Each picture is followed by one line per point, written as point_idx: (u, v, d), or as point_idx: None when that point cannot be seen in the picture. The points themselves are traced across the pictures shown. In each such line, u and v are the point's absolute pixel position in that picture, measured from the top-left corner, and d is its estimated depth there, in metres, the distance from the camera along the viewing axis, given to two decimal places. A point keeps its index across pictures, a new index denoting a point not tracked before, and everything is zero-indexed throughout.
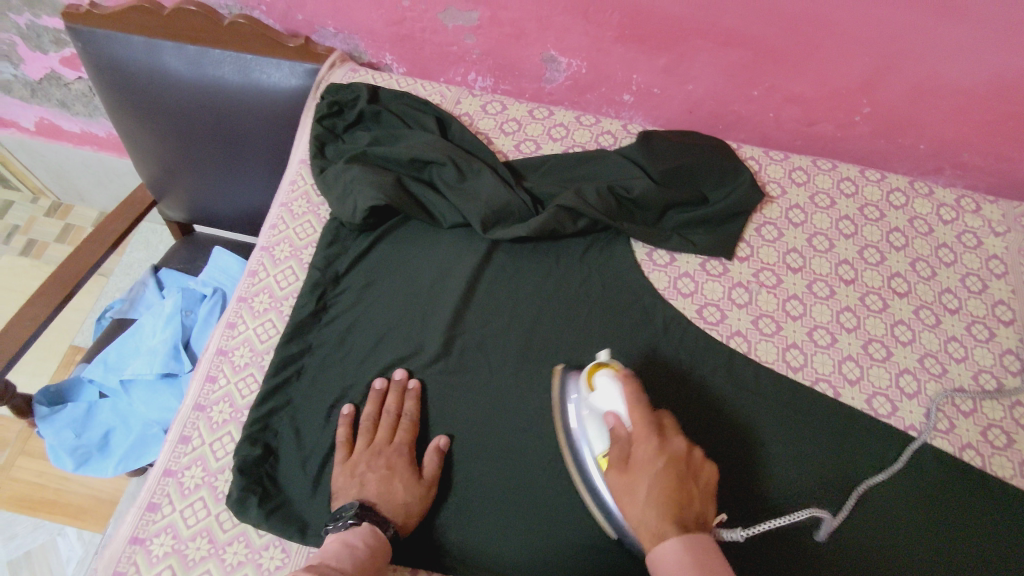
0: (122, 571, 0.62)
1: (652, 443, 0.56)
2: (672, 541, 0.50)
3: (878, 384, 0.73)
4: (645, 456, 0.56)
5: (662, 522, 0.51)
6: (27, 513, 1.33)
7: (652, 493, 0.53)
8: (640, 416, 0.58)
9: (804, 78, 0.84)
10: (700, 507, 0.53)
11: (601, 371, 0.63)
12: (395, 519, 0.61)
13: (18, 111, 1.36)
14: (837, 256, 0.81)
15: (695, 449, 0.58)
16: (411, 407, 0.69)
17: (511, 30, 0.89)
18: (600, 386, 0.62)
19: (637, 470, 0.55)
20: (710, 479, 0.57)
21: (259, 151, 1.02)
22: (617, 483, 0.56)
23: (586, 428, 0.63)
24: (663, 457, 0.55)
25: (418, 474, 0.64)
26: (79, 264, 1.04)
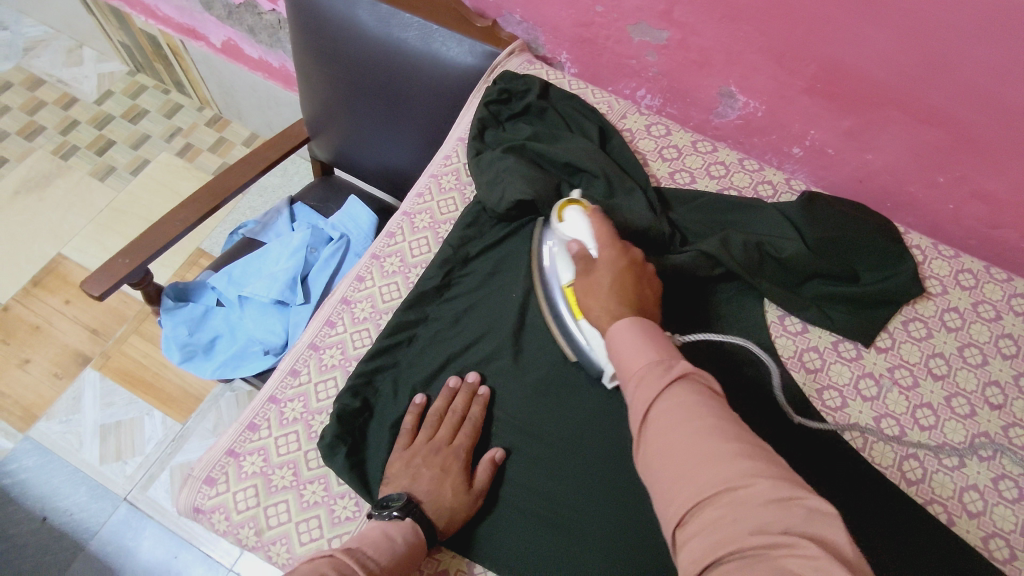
0: (213, 478, 0.67)
1: (616, 249, 0.64)
2: (625, 322, 0.56)
3: (1001, 526, 0.67)
4: (609, 258, 0.63)
5: (615, 303, 0.60)
6: (126, 386, 1.45)
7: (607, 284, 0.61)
8: (602, 236, 0.66)
9: (1002, 177, 0.77)
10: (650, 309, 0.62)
11: (570, 207, 0.70)
12: (438, 522, 0.60)
13: (211, 27, 1.47)
14: (987, 374, 0.75)
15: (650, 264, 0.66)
16: (477, 412, 0.68)
17: (697, 57, 0.86)
18: (568, 219, 0.69)
19: (597, 273, 0.63)
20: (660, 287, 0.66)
21: (419, 116, 1.05)
22: (581, 283, 0.64)
23: (559, 262, 0.71)
24: (625, 257, 0.64)
25: (468, 481, 0.64)
26: (231, 180, 1.12)
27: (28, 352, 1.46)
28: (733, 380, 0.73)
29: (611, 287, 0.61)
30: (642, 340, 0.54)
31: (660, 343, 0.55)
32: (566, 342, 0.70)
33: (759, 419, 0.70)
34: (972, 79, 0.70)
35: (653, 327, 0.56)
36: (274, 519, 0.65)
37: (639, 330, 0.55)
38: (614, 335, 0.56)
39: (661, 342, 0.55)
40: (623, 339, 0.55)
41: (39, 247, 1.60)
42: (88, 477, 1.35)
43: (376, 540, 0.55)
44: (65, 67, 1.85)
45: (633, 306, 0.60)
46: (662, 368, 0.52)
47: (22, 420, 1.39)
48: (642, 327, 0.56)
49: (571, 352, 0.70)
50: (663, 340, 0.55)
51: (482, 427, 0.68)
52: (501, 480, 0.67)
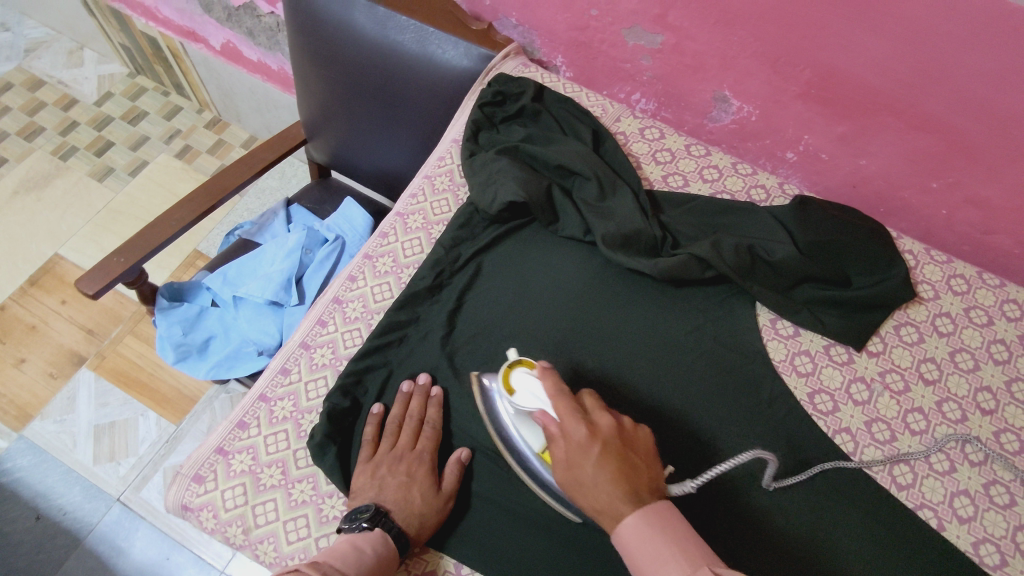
0: (202, 475, 0.67)
1: (583, 428, 0.55)
2: (631, 522, 0.51)
3: (992, 532, 0.66)
4: (578, 443, 0.55)
5: (614, 501, 0.52)
6: (121, 387, 1.45)
7: (599, 481, 0.52)
8: (564, 409, 0.57)
9: (995, 182, 0.77)
10: (649, 482, 0.54)
11: (516, 369, 0.64)
12: (409, 530, 0.60)
13: (211, 30, 1.48)
14: (979, 380, 0.74)
15: (623, 420, 0.58)
16: (434, 414, 0.68)
17: (691, 62, 0.87)
18: (520, 386, 0.63)
19: (575, 463, 0.54)
20: (643, 433, 0.58)
21: (414, 118, 1.05)
22: (564, 477, 0.55)
23: (522, 426, 0.63)
24: (598, 438, 0.55)
25: (436, 484, 0.64)
26: (227, 182, 1.12)
27: (24, 351, 1.46)
28: (722, 382, 0.73)
29: (601, 477, 0.52)
30: (660, 544, 0.50)
31: (677, 540, 0.50)
32: (565, 507, 0.63)
33: (744, 423, 0.70)
34: (965, 84, 0.70)
35: (655, 514, 0.51)
36: (261, 517, 0.65)
37: (646, 523, 0.50)
38: (625, 543, 0.51)
39: (679, 533, 0.51)
40: (637, 547, 0.50)
41: (37, 247, 1.60)
42: (81, 477, 1.35)
43: (345, 552, 0.55)
44: (66, 68, 1.86)
45: (634, 492, 0.52)
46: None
47: (17, 419, 1.39)
48: (647, 520, 0.51)
49: (573, 515, 0.62)
50: (680, 525, 0.52)
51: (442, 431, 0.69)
52: (469, 481, 0.67)
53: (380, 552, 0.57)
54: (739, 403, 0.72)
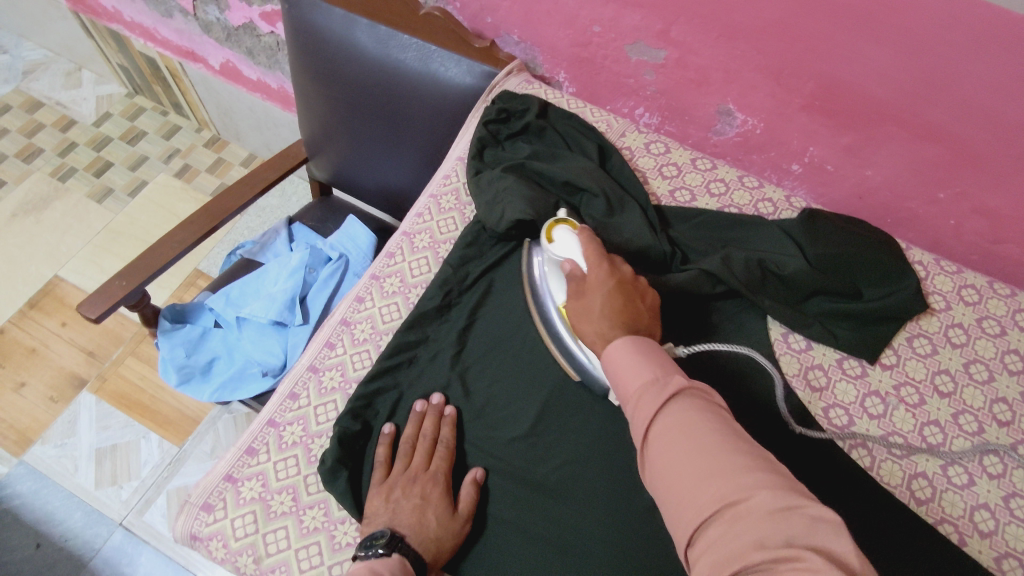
0: (211, 504, 0.65)
1: (604, 268, 0.63)
2: (626, 339, 0.56)
3: (1014, 545, 0.66)
4: (598, 278, 0.63)
5: (612, 327, 0.59)
6: (123, 409, 1.44)
7: (603, 310, 0.60)
8: (589, 254, 0.65)
9: (1003, 192, 0.77)
10: (648, 322, 0.61)
11: (560, 227, 0.71)
12: (426, 555, 0.59)
13: (210, 49, 1.48)
14: (994, 391, 0.74)
15: (640, 276, 0.66)
16: (448, 433, 0.67)
17: (695, 76, 0.87)
18: (559, 238, 0.70)
19: (590, 296, 0.62)
20: (655, 297, 0.65)
21: (418, 135, 1.05)
22: (574, 306, 0.64)
23: (550, 280, 0.71)
24: (614, 276, 0.63)
25: (452, 505, 0.63)
26: (229, 202, 1.11)
27: (24, 375, 1.45)
28: (735, 398, 0.72)
29: (605, 306, 0.60)
30: (641, 359, 0.54)
31: (658, 361, 0.54)
32: (569, 361, 0.69)
33: (761, 438, 0.70)
34: (972, 94, 0.70)
35: (646, 342, 0.56)
36: (272, 546, 0.63)
37: (638, 346, 0.55)
38: (611, 359, 0.56)
39: (658, 358, 0.55)
40: (622, 358, 0.55)
41: (36, 270, 1.59)
42: (82, 502, 1.33)
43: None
44: (64, 90, 1.86)
45: (632, 326, 0.59)
46: (667, 382, 0.52)
47: (17, 444, 1.37)
48: (639, 343, 0.56)
49: (574, 371, 0.69)
50: (661, 357, 0.55)
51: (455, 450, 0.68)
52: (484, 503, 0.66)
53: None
54: (753, 419, 0.71)
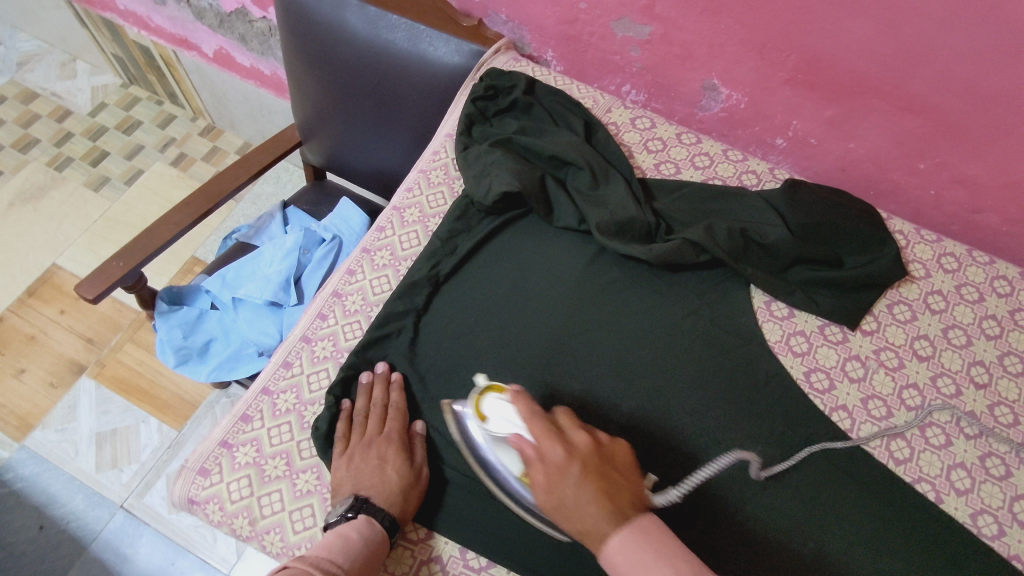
0: (207, 469, 0.67)
1: (561, 449, 0.54)
2: (619, 537, 0.50)
3: (989, 503, 0.67)
4: (557, 464, 0.53)
5: (599, 521, 0.50)
6: (122, 395, 1.45)
7: (584, 500, 0.51)
8: (536, 429, 0.56)
9: (981, 161, 0.79)
10: (630, 490, 0.54)
11: (487, 395, 0.63)
12: (392, 510, 0.61)
13: (203, 36, 1.49)
14: (972, 355, 0.75)
15: (598, 435, 0.57)
16: (396, 397, 0.68)
17: (679, 52, 0.88)
18: (493, 411, 0.61)
19: (555, 487, 0.52)
20: (621, 445, 0.58)
21: (409, 116, 1.06)
22: (544, 501, 0.53)
23: (501, 456, 0.61)
24: (576, 455, 0.54)
25: (409, 458, 0.65)
26: (223, 185, 1.12)
27: (24, 361, 1.46)
28: (717, 362, 0.74)
29: (584, 495, 0.51)
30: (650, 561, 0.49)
31: (667, 553, 0.49)
32: (553, 528, 0.61)
33: (742, 402, 0.71)
34: (948, 63, 0.71)
35: (646, 530, 0.51)
36: (267, 508, 0.65)
37: (637, 535, 0.50)
38: (619, 566, 0.49)
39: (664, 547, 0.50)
40: (630, 566, 0.49)
41: (34, 258, 1.60)
42: (83, 485, 1.35)
43: (332, 543, 0.56)
44: (59, 81, 1.87)
45: (621, 511, 0.51)
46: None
47: (18, 429, 1.39)
48: (637, 532, 0.50)
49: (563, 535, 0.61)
50: (665, 544, 0.50)
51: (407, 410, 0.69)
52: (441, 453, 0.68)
53: (369, 539, 0.57)
54: (736, 384, 0.73)
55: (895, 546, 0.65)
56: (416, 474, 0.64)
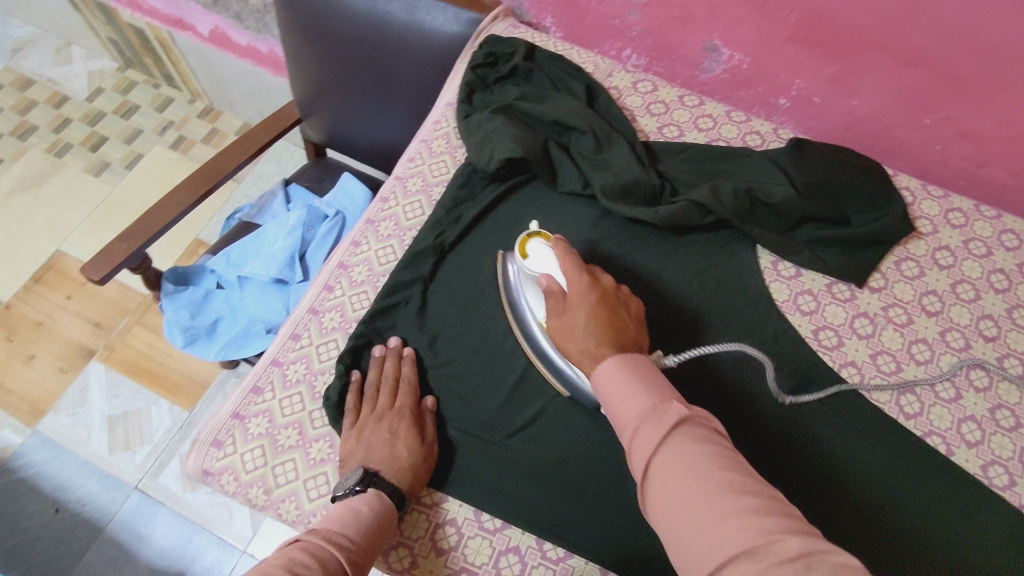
0: (220, 440, 0.68)
1: (585, 281, 0.61)
2: (611, 361, 0.54)
3: (999, 453, 0.68)
4: (579, 293, 0.60)
5: (598, 345, 0.56)
6: (132, 377, 1.46)
7: (587, 324, 0.57)
8: (567, 263, 0.63)
9: (987, 114, 0.78)
10: (635, 336, 0.59)
11: (533, 239, 0.69)
12: (403, 485, 0.61)
13: (197, 16, 1.47)
14: (980, 309, 0.75)
15: (621, 286, 0.64)
16: (409, 371, 0.69)
17: (680, 13, 0.87)
18: (533, 253, 0.68)
19: (573, 312, 0.59)
20: (637, 306, 0.63)
21: (408, 88, 1.05)
22: (557, 322, 0.61)
23: (528, 294, 0.69)
24: (597, 288, 0.60)
25: (421, 432, 0.65)
26: (224, 164, 1.12)
27: (32, 348, 1.47)
28: (726, 322, 0.74)
29: (589, 320, 0.57)
30: (632, 384, 0.52)
31: (649, 383, 0.52)
32: (558, 378, 0.68)
33: (752, 361, 0.72)
34: (954, 14, 0.70)
35: (634, 366, 0.53)
36: (282, 477, 0.66)
37: (628, 370, 0.53)
38: (602, 380, 0.53)
39: (648, 378, 0.53)
40: (611, 384, 0.53)
41: (38, 245, 1.61)
42: (98, 468, 1.37)
43: (343, 516, 0.56)
44: (54, 66, 1.85)
45: (620, 346, 0.56)
46: (666, 412, 0.49)
47: (31, 414, 1.40)
48: (624, 363, 0.54)
49: (563, 388, 0.68)
50: (649, 374, 0.53)
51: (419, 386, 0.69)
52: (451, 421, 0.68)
53: (380, 512, 0.57)
54: (745, 343, 0.73)
55: (938, 485, 0.66)
56: (428, 449, 0.65)
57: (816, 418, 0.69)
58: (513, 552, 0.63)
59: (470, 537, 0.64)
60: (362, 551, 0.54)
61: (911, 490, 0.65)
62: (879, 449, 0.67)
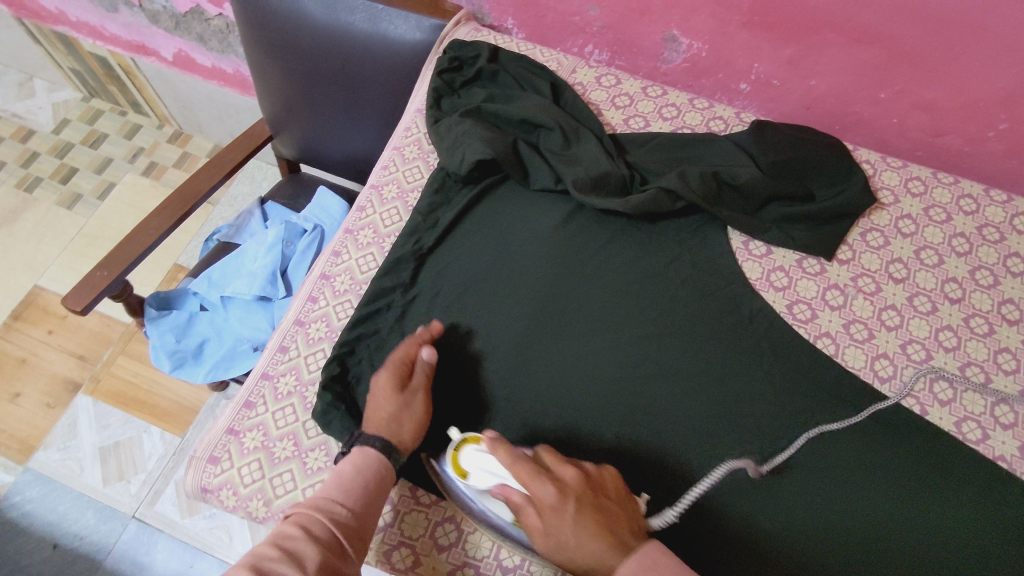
0: (217, 457, 0.68)
1: (552, 489, 0.53)
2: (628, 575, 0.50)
3: (972, 410, 0.70)
4: (552, 506, 0.53)
5: (603, 556, 0.51)
6: (120, 408, 1.45)
7: (581, 538, 0.51)
8: (525, 472, 0.54)
9: (938, 84, 0.81)
10: (626, 517, 0.55)
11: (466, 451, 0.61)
12: (397, 455, 0.62)
13: (160, 40, 1.47)
14: (945, 273, 0.78)
15: (586, 464, 0.57)
16: (430, 362, 0.67)
17: (637, 6, 0.89)
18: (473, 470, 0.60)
19: (553, 528, 0.53)
20: (611, 475, 0.58)
21: (376, 96, 1.06)
22: (543, 543, 0.53)
23: (491, 505, 0.61)
24: (569, 496, 0.53)
25: (423, 417, 0.64)
26: (198, 185, 1.12)
27: (17, 385, 1.46)
28: (702, 304, 0.76)
29: (582, 534, 0.52)
30: None
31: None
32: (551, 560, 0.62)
33: (732, 339, 0.74)
34: None
35: (650, 554, 0.52)
36: (280, 487, 0.66)
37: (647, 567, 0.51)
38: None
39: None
40: None
41: (15, 281, 1.59)
42: (93, 500, 1.36)
43: (328, 483, 0.57)
44: (17, 100, 1.83)
45: (621, 543, 0.52)
46: None
47: (20, 452, 1.39)
48: (644, 558, 0.51)
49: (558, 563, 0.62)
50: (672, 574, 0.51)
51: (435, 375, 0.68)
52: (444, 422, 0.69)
53: (365, 471, 0.58)
54: (721, 323, 0.75)
55: (912, 464, 0.67)
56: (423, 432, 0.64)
57: (799, 400, 0.70)
58: (513, 543, 0.64)
59: (469, 531, 0.65)
60: (353, 511, 0.56)
61: (871, 486, 0.66)
62: (831, 488, 0.66)
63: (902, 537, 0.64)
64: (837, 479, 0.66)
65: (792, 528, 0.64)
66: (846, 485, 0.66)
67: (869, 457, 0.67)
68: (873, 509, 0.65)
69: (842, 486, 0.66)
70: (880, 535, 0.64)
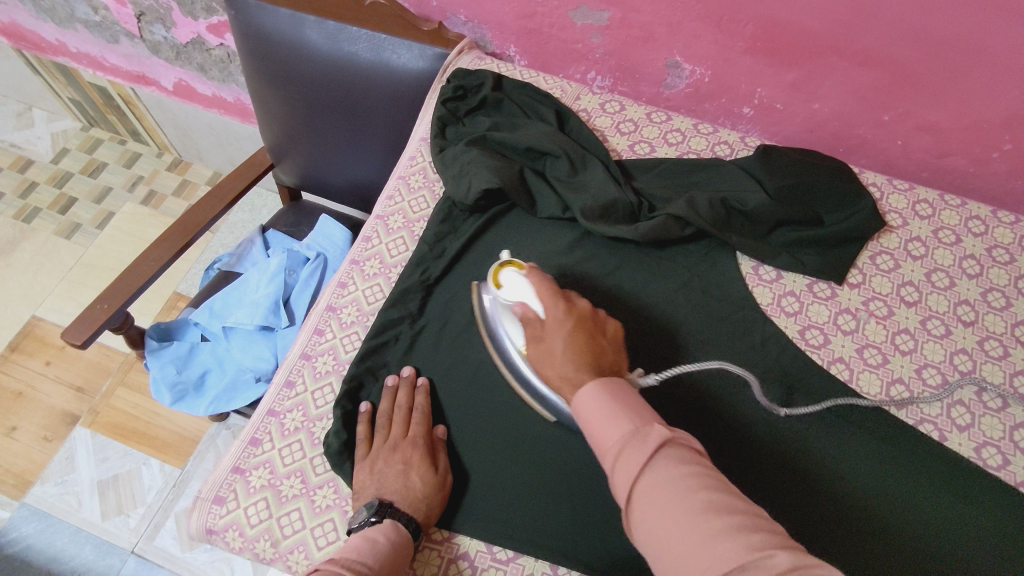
0: (222, 496, 0.66)
1: (561, 306, 0.61)
2: (592, 387, 0.53)
3: (991, 434, 0.69)
4: (556, 319, 0.60)
5: (577, 368, 0.56)
6: (119, 440, 1.43)
7: (566, 348, 0.58)
8: (544, 289, 0.63)
9: (942, 106, 0.81)
10: (612, 354, 0.60)
11: (506, 269, 0.67)
12: (417, 515, 0.61)
13: (161, 70, 1.47)
14: (956, 295, 0.78)
15: (597, 308, 0.64)
16: (423, 401, 0.69)
17: (640, 33, 0.90)
18: (507, 282, 0.66)
19: (550, 337, 0.60)
20: (615, 330, 0.63)
21: (379, 125, 1.06)
22: (533, 347, 0.61)
23: (506, 322, 0.67)
24: (572, 314, 0.61)
25: (433, 464, 0.64)
26: (200, 214, 1.11)
27: (14, 418, 1.43)
28: (713, 329, 0.75)
29: (566, 344, 0.58)
30: (615, 408, 0.51)
31: (632, 408, 0.52)
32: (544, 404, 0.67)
33: (744, 363, 0.73)
34: (900, 15, 0.73)
35: (616, 385, 0.53)
36: (288, 528, 0.65)
37: (611, 395, 0.52)
38: (583, 403, 0.52)
39: (632, 404, 0.52)
40: (596, 409, 0.51)
41: (13, 313, 1.58)
42: (91, 535, 1.33)
43: (360, 546, 0.55)
44: (17, 131, 1.83)
45: (597, 368, 0.57)
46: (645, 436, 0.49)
47: (16, 487, 1.36)
48: (608, 388, 0.53)
49: (551, 414, 0.67)
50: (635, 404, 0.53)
51: (432, 415, 0.69)
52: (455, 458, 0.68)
53: (395, 542, 0.57)
54: (733, 349, 0.74)
55: (934, 484, 0.66)
56: (441, 483, 0.64)
57: (815, 426, 0.69)
58: None
59: (484, 570, 0.63)
60: None
61: (889, 487, 0.66)
62: (847, 480, 0.66)
63: (917, 533, 0.63)
64: (852, 473, 0.66)
65: (806, 513, 0.64)
66: (863, 478, 0.66)
67: (888, 470, 0.67)
68: (887, 514, 0.64)
69: (863, 487, 0.66)
70: (896, 529, 0.63)
